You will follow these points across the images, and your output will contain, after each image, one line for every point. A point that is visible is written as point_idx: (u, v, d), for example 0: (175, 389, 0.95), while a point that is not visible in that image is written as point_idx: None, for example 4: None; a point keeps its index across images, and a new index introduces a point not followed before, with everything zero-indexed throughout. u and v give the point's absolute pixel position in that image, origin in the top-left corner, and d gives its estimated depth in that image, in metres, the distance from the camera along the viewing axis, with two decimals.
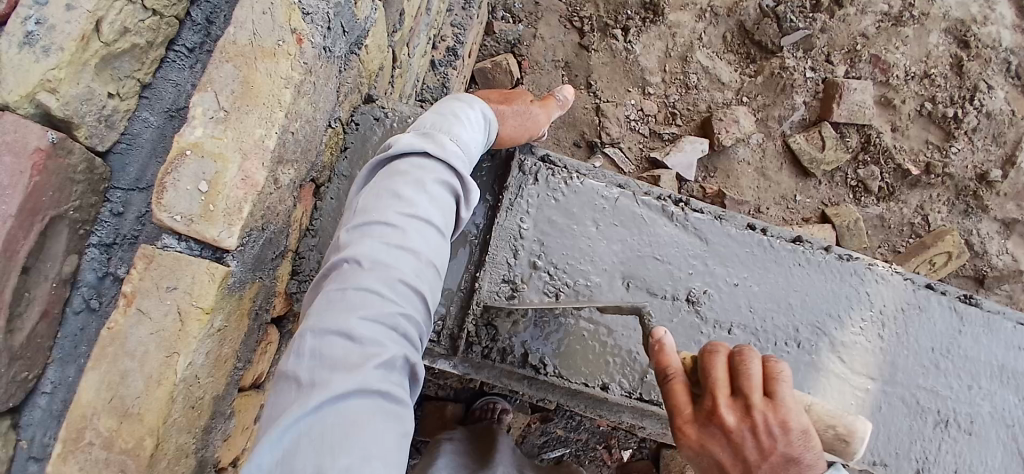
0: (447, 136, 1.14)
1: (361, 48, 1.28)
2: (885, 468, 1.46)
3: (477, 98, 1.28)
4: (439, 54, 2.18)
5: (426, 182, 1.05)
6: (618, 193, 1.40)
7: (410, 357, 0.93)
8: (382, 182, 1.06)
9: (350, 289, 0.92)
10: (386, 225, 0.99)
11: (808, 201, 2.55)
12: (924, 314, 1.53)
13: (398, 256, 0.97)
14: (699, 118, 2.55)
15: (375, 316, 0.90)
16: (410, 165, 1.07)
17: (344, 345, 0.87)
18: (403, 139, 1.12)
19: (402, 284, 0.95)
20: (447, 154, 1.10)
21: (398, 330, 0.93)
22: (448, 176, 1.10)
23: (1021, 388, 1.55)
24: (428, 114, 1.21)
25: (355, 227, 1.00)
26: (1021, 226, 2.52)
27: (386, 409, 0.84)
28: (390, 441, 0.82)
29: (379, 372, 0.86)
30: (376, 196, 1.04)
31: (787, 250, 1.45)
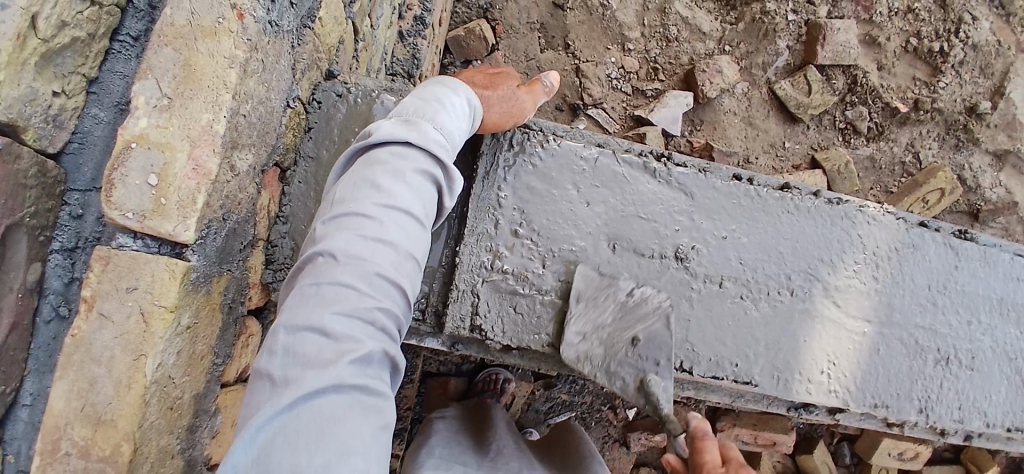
0: (430, 122, 1.05)
1: (314, 20, 1.21)
2: (886, 410, 1.45)
3: (461, 83, 1.17)
4: (406, 24, 2.10)
5: (405, 171, 0.97)
6: (597, 152, 1.35)
7: (388, 351, 0.88)
8: (358, 171, 0.98)
9: (324, 285, 0.86)
10: (363, 218, 0.92)
11: (797, 147, 2.50)
12: (918, 252, 1.50)
13: (376, 249, 0.90)
14: (681, 72, 2.49)
15: (351, 312, 0.84)
16: (390, 153, 0.99)
17: (317, 342, 0.82)
18: (383, 125, 1.03)
19: (380, 277, 0.89)
20: (428, 141, 1.01)
21: (377, 324, 0.87)
22: (429, 164, 1.01)
23: (1020, 320, 1.58)
24: (408, 98, 1.11)
25: (329, 218, 0.93)
26: (1013, 157, 2.50)
27: (364, 405, 0.80)
28: (368, 439, 0.78)
29: (355, 367, 0.81)
30: (352, 185, 0.96)
31: (774, 198, 1.41)
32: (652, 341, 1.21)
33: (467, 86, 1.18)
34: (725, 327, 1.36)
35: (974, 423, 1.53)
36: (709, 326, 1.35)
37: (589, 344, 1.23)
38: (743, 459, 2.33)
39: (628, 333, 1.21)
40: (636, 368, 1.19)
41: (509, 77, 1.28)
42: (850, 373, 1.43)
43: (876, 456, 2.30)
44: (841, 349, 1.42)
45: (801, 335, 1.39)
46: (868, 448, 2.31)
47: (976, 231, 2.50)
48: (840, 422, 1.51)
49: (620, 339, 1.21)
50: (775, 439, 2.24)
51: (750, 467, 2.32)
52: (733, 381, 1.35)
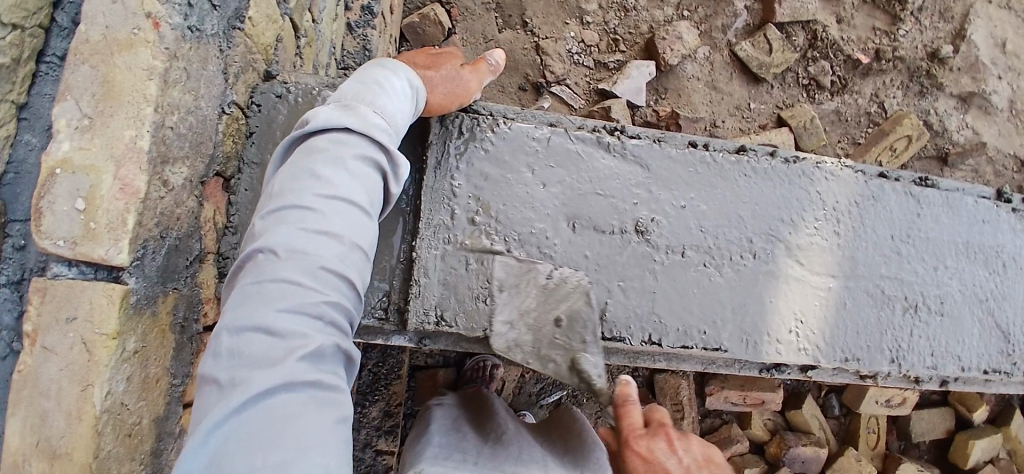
0: (370, 106, 1.01)
1: (243, 21, 1.17)
2: (858, 363, 1.47)
3: (402, 64, 1.12)
4: (354, 16, 2.05)
5: (346, 158, 0.94)
6: (549, 132, 1.33)
7: (340, 344, 0.86)
8: (296, 162, 0.94)
9: (267, 282, 0.83)
10: (303, 210, 0.88)
11: (763, 107, 2.50)
12: (878, 203, 1.51)
13: (319, 241, 0.87)
14: (641, 41, 2.47)
15: (297, 308, 0.82)
16: (328, 141, 0.95)
17: (263, 341, 0.79)
18: (321, 112, 0.99)
19: (325, 270, 0.86)
20: (368, 126, 0.98)
21: (326, 318, 0.85)
22: (371, 149, 0.98)
23: (987, 261, 1.61)
24: (347, 83, 1.06)
25: (269, 213, 0.90)
26: (978, 99, 2.53)
27: (318, 400, 0.79)
28: (326, 434, 0.77)
29: (305, 363, 0.80)
30: (291, 176, 0.93)
31: (731, 163, 1.40)
32: (575, 320, 1.20)
33: (408, 67, 1.13)
34: (691, 295, 1.36)
35: (947, 367, 1.56)
36: (675, 296, 1.36)
37: (517, 331, 1.20)
38: (734, 419, 2.36)
39: (552, 314, 1.20)
40: (564, 348, 1.18)
41: (451, 58, 1.23)
42: (818, 329, 1.44)
43: (864, 405, 2.35)
44: (808, 306, 1.43)
45: (767, 296, 1.40)
46: (856, 396, 2.37)
47: (946, 175, 2.52)
48: (813, 378, 1.53)
49: (545, 319, 1.19)
50: (762, 398, 2.29)
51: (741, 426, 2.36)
52: (702, 348, 1.36)
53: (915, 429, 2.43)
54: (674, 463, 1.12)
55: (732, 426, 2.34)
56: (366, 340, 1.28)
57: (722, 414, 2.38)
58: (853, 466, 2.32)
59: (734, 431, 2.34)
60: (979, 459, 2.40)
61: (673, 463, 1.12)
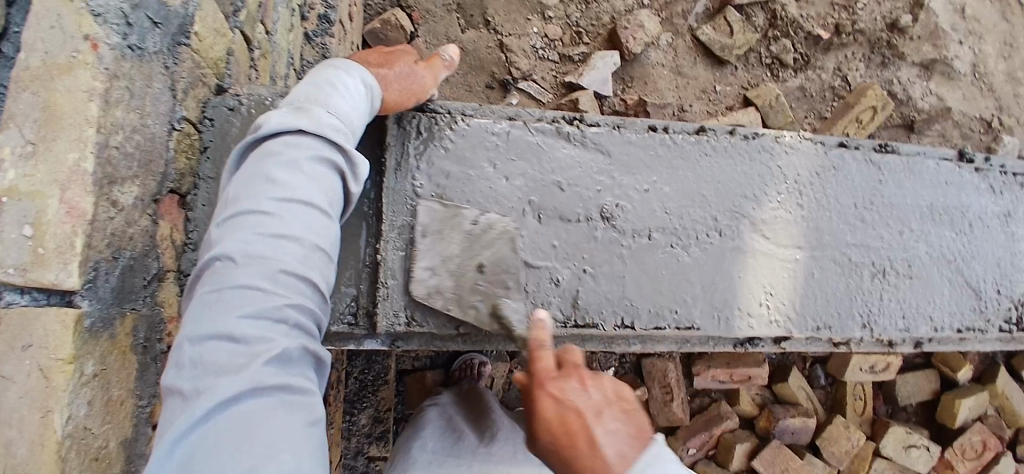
0: (323, 107, 1.00)
1: (190, 36, 1.16)
2: (830, 331, 1.49)
3: (352, 62, 1.11)
4: (311, 25, 2.03)
5: (301, 161, 0.94)
6: (507, 125, 1.33)
7: (307, 346, 0.87)
8: (250, 166, 0.94)
9: (226, 289, 0.83)
10: (259, 215, 0.88)
11: (728, 89, 2.52)
12: (839, 173, 1.53)
13: (277, 245, 0.87)
14: (604, 32, 2.49)
15: (259, 313, 0.82)
16: (282, 144, 0.95)
17: (225, 348, 0.79)
18: (273, 115, 0.98)
19: (286, 274, 0.86)
20: (323, 127, 0.97)
21: (290, 321, 0.85)
22: (327, 150, 0.97)
23: (952, 222, 1.64)
24: (298, 85, 1.05)
25: (224, 219, 0.89)
26: (940, 65, 2.58)
27: (286, 403, 0.80)
28: (296, 436, 0.78)
29: (271, 368, 0.80)
30: (245, 182, 0.92)
31: (691, 143, 1.41)
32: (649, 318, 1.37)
33: (358, 64, 1.12)
34: (661, 276, 1.37)
35: (921, 329, 1.59)
36: (645, 278, 1.37)
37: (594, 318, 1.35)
38: (723, 397, 2.39)
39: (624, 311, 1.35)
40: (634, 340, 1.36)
41: (405, 53, 1.22)
42: (789, 300, 1.46)
43: (850, 373, 2.38)
44: (776, 279, 1.45)
45: (735, 272, 1.42)
46: (839, 367, 2.40)
47: (914, 141, 2.57)
48: (788, 350, 1.54)
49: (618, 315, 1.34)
50: (750, 374, 2.29)
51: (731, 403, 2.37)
52: (675, 329, 1.37)
53: (901, 393, 2.47)
54: (587, 403, 0.96)
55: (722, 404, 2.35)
56: (337, 346, 1.28)
57: (710, 393, 2.41)
58: (843, 431, 2.34)
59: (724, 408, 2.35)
60: (968, 417, 2.42)
61: (583, 401, 0.96)
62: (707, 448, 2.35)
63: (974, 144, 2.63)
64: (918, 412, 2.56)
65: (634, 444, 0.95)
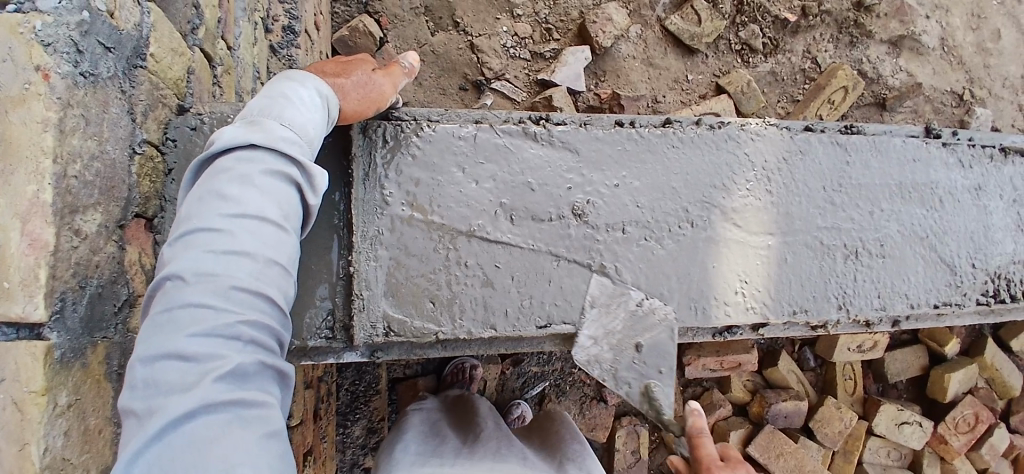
0: (277, 120, 1.00)
1: (146, 58, 1.15)
2: (806, 314, 1.51)
3: (309, 74, 1.11)
4: (276, 37, 2.01)
5: (251, 175, 0.93)
6: (474, 129, 1.33)
7: (263, 360, 0.87)
8: (203, 183, 0.94)
9: (177, 309, 0.83)
10: (210, 232, 0.88)
11: (700, 78, 2.55)
12: (806, 156, 1.55)
13: (228, 261, 0.87)
14: (574, 27, 2.49)
15: (210, 331, 0.83)
16: (233, 159, 0.95)
17: (177, 368, 0.80)
18: (225, 131, 0.98)
19: (238, 290, 0.86)
20: (275, 139, 0.97)
21: (244, 337, 0.85)
22: (280, 162, 0.97)
23: (922, 198, 1.66)
24: (254, 99, 1.05)
25: (175, 238, 0.90)
26: (907, 41, 2.62)
27: (240, 419, 0.80)
28: (252, 450, 0.78)
29: (223, 385, 0.81)
30: (197, 199, 0.92)
31: (657, 136, 1.43)
32: (655, 350, 1.36)
33: (315, 76, 1.11)
34: (636, 271, 1.39)
35: (897, 306, 1.61)
36: (620, 274, 1.38)
37: (600, 347, 1.35)
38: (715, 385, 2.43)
39: (633, 342, 1.36)
40: (640, 374, 1.36)
41: (362, 62, 1.22)
42: (763, 286, 1.48)
43: (837, 353, 2.41)
44: (750, 266, 1.46)
45: (708, 262, 1.43)
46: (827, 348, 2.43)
47: (886, 119, 2.61)
48: (766, 336, 1.55)
49: (627, 343, 1.35)
50: (739, 360, 2.32)
51: (722, 391, 2.42)
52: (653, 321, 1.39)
53: (890, 370, 2.50)
54: None
55: (713, 393, 2.40)
56: (315, 361, 1.28)
57: (702, 383, 2.43)
58: (834, 413, 2.38)
59: (715, 396, 2.40)
60: (958, 390, 2.47)
61: None
62: None
63: (947, 117, 2.67)
64: (907, 388, 2.61)
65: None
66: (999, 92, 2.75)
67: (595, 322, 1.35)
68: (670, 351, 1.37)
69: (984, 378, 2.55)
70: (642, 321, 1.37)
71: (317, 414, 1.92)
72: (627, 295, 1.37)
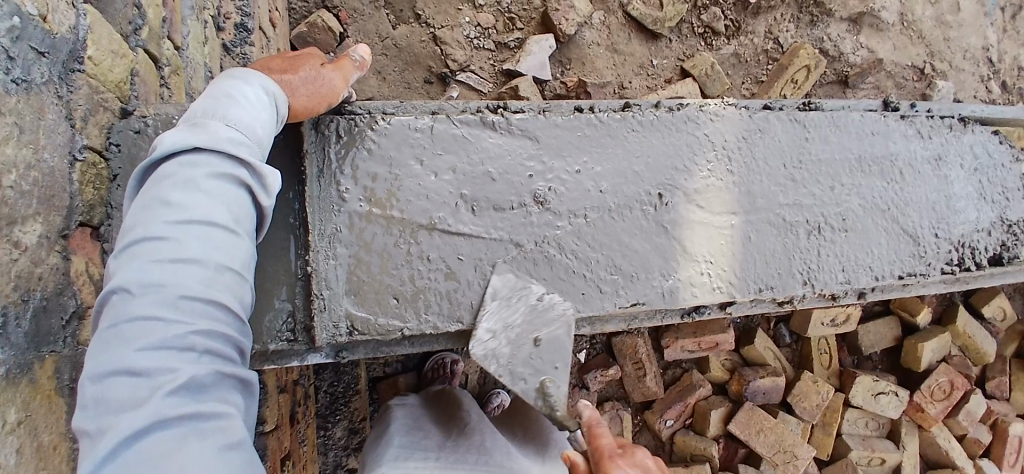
0: (221, 120, 0.97)
1: (83, 61, 1.10)
2: (772, 291, 1.52)
3: (252, 71, 1.07)
4: (228, 35, 1.95)
5: (196, 180, 0.90)
6: (431, 120, 1.30)
7: (220, 369, 0.84)
8: (146, 191, 0.91)
9: (124, 323, 0.81)
10: (154, 241, 0.85)
11: (664, 62, 2.55)
12: (766, 134, 1.55)
13: (176, 271, 0.84)
14: (537, 16, 2.47)
15: (159, 343, 0.80)
16: (177, 164, 0.91)
17: (126, 384, 0.78)
18: (167, 136, 0.94)
19: (187, 299, 0.84)
20: (219, 141, 0.94)
21: (198, 347, 0.83)
22: (226, 164, 0.94)
23: (882, 171, 1.68)
24: (197, 101, 1.01)
25: (120, 250, 0.87)
26: (868, 18, 2.65)
27: (198, 430, 0.78)
28: (211, 462, 0.76)
29: (177, 397, 0.78)
30: (140, 208, 0.89)
31: (617, 120, 1.42)
32: (553, 346, 1.29)
33: (259, 72, 1.08)
34: (601, 257, 1.38)
35: (862, 279, 1.64)
36: (586, 262, 1.37)
37: (497, 341, 1.27)
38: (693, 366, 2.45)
39: (531, 336, 1.29)
40: (536, 370, 1.28)
41: (309, 57, 1.18)
42: (729, 266, 1.48)
43: (811, 329, 2.45)
44: (714, 247, 1.47)
45: (673, 245, 1.43)
46: (801, 324, 2.46)
47: (850, 96, 2.64)
48: (735, 314, 1.57)
49: (524, 339, 1.28)
50: (716, 340, 2.33)
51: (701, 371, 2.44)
52: (620, 306, 1.38)
53: (863, 342, 2.55)
54: None
55: (692, 373, 2.42)
56: (281, 364, 1.26)
57: (681, 364, 2.46)
58: (811, 385, 2.42)
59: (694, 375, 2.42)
60: (931, 357, 2.54)
61: None
62: (683, 417, 2.41)
63: (908, 91, 2.73)
64: (883, 360, 2.68)
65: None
66: (959, 64, 2.80)
67: (495, 314, 1.29)
68: (566, 348, 1.31)
69: (958, 346, 2.61)
70: (542, 314, 1.31)
71: (294, 417, 1.89)
72: (528, 290, 1.32)
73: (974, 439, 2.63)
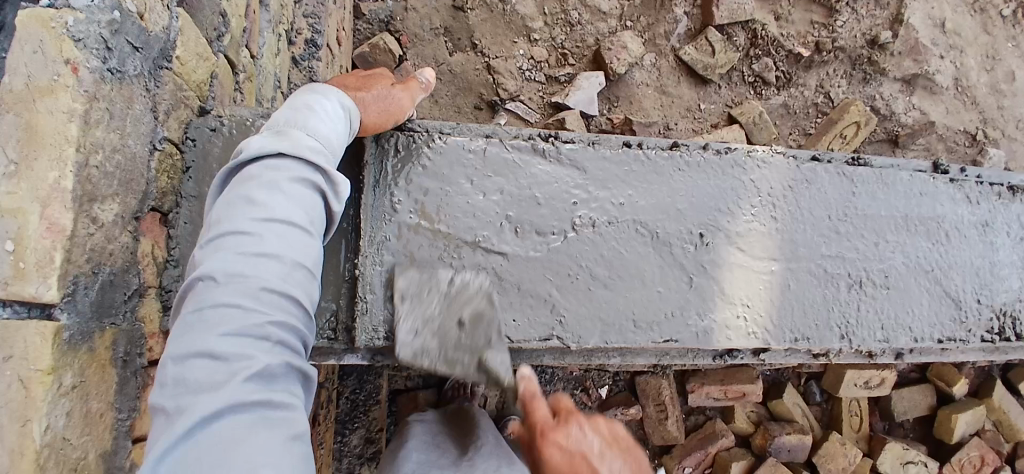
0: (302, 129, 1.03)
1: (171, 60, 1.20)
2: (807, 342, 1.51)
3: (329, 86, 1.14)
4: (299, 49, 2.07)
5: (280, 182, 0.96)
6: (484, 143, 1.35)
7: (290, 361, 0.88)
8: (232, 189, 0.97)
9: (207, 309, 0.85)
10: (239, 235, 0.91)
11: (712, 107, 2.58)
12: (812, 185, 1.55)
13: (258, 264, 0.89)
14: (589, 53, 2.55)
15: (239, 331, 0.84)
16: (262, 167, 0.98)
17: (206, 367, 0.82)
18: (253, 140, 1.01)
19: (266, 292, 0.88)
20: (301, 149, 1.00)
21: (272, 338, 0.87)
22: (305, 170, 1.00)
23: (928, 232, 1.66)
24: (279, 110, 1.08)
25: (206, 242, 0.92)
26: (921, 80, 2.64)
27: (268, 418, 0.81)
28: (278, 449, 0.79)
29: (252, 384, 0.82)
30: (227, 204, 0.95)
31: (664, 159, 1.45)
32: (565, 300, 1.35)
33: (334, 88, 1.15)
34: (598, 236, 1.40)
35: (901, 340, 1.61)
36: (622, 296, 1.38)
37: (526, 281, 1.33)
38: (717, 414, 2.40)
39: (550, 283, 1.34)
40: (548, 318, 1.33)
41: (380, 77, 1.25)
42: (765, 312, 1.48)
43: (843, 389, 2.38)
44: (752, 292, 1.46)
45: (711, 286, 1.44)
46: (833, 386, 2.40)
47: (898, 155, 2.63)
48: (767, 362, 1.55)
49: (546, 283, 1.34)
50: (744, 390, 2.29)
51: (725, 420, 2.39)
52: (654, 342, 1.39)
53: (897, 408, 2.46)
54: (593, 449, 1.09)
55: (716, 422, 2.37)
56: (318, 361, 1.28)
57: (705, 411, 2.41)
58: (840, 448, 2.34)
59: (718, 424, 2.36)
60: (965, 432, 2.43)
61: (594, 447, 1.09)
62: (702, 466, 2.35)
63: (959, 157, 2.70)
64: (916, 429, 2.57)
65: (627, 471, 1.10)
66: (1013, 133, 2.76)
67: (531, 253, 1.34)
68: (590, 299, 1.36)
69: (991, 420, 2.51)
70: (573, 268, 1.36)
71: (316, 420, 1.92)
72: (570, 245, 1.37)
73: None
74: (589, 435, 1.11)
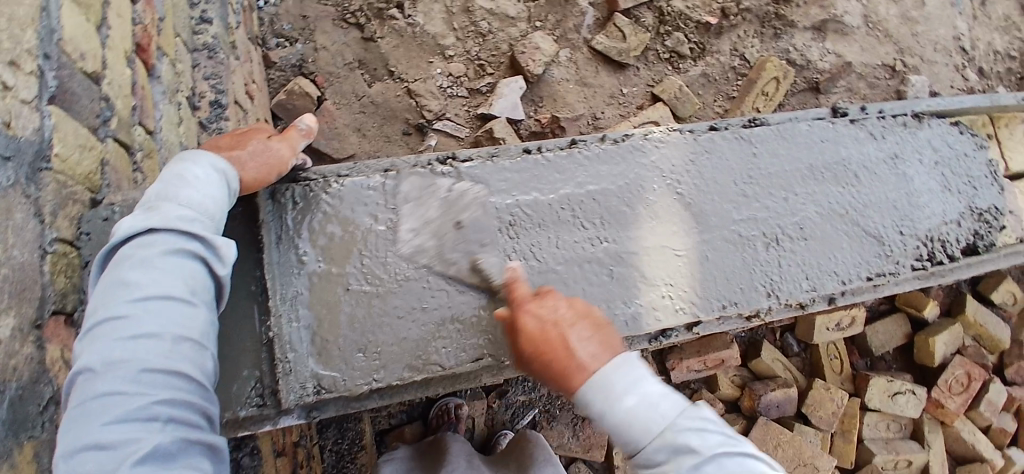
0: (173, 201, 1.04)
1: (51, 159, 1.18)
2: (736, 306, 1.55)
3: (202, 151, 1.14)
4: (203, 112, 2.01)
5: (152, 259, 0.97)
6: (382, 178, 1.36)
7: (185, 436, 0.91)
8: (108, 274, 0.98)
9: (90, 401, 0.87)
10: (115, 321, 0.92)
11: (634, 89, 2.62)
12: (713, 154, 1.60)
13: (137, 346, 0.91)
14: (505, 60, 2.57)
15: (124, 417, 0.87)
16: (134, 247, 0.99)
17: (95, 459, 0.84)
18: (125, 221, 1.02)
19: (148, 373, 0.90)
20: (172, 221, 1.00)
21: (162, 416, 0.89)
22: (179, 241, 1.00)
23: (835, 177, 1.72)
24: (152, 184, 1.08)
25: (85, 332, 0.93)
26: (831, 25, 2.73)
27: None
28: None
29: (143, 467, 0.85)
30: (102, 290, 0.96)
31: (563, 158, 1.48)
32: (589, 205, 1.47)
33: (209, 152, 1.15)
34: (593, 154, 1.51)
35: (828, 285, 1.66)
36: None
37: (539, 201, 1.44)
38: (703, 385, 2.44)
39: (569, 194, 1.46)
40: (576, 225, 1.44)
41: (259, 131, 1.26)
42: (689, 286, 1.51)
43: (817, 335, 2.44)
44: (672, 269, 1.50)
45: (630, 271, 1.47)
46: (807, 332, 2.45)
47: (824, 101, 2.70)
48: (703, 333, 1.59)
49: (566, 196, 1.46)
50: (721, 357, 2.31)
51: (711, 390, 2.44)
52: None
53: (875, 342, 2.54)
54: (561, 318, 1.18)
55: (702, 392, 2.42)
56: (254, 430, 1.28)
57: (690, 384, 2.44)
58: (825, 394, 2.40)
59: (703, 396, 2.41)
60: (945, 351, 2.51)
61: (570, 327, 1.16)
62: None
63: (881, 91, 2.73)
64: (897, 358, 2.66)
65: (602, 351, 1.14)
66: (930, 57, 2.83)
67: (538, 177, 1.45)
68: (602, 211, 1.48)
69: (971, 335, 2.59)
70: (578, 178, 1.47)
71: None
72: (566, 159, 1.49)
73: (1000, 428, 2.58)
74: (562, 312, 1.19)
